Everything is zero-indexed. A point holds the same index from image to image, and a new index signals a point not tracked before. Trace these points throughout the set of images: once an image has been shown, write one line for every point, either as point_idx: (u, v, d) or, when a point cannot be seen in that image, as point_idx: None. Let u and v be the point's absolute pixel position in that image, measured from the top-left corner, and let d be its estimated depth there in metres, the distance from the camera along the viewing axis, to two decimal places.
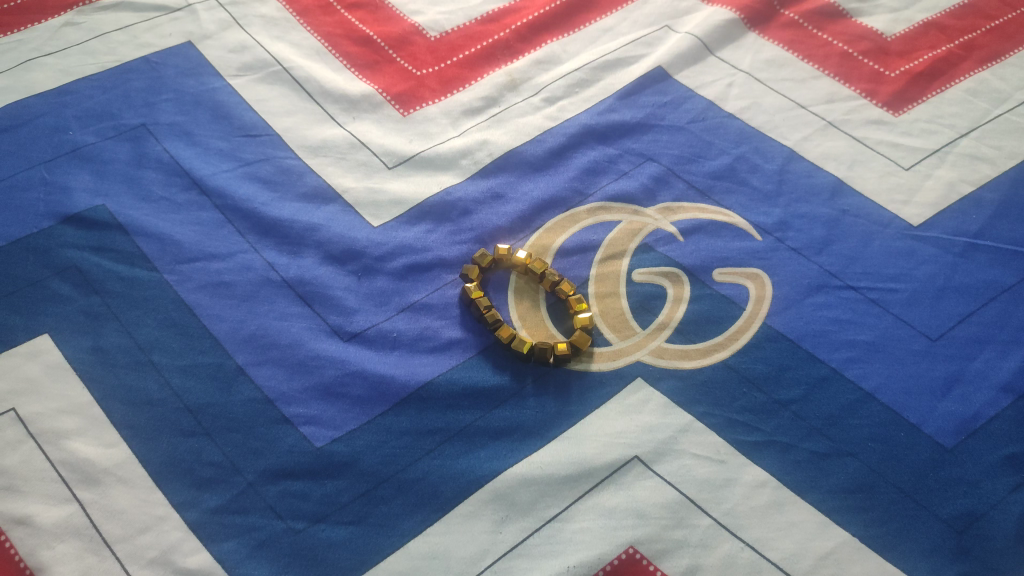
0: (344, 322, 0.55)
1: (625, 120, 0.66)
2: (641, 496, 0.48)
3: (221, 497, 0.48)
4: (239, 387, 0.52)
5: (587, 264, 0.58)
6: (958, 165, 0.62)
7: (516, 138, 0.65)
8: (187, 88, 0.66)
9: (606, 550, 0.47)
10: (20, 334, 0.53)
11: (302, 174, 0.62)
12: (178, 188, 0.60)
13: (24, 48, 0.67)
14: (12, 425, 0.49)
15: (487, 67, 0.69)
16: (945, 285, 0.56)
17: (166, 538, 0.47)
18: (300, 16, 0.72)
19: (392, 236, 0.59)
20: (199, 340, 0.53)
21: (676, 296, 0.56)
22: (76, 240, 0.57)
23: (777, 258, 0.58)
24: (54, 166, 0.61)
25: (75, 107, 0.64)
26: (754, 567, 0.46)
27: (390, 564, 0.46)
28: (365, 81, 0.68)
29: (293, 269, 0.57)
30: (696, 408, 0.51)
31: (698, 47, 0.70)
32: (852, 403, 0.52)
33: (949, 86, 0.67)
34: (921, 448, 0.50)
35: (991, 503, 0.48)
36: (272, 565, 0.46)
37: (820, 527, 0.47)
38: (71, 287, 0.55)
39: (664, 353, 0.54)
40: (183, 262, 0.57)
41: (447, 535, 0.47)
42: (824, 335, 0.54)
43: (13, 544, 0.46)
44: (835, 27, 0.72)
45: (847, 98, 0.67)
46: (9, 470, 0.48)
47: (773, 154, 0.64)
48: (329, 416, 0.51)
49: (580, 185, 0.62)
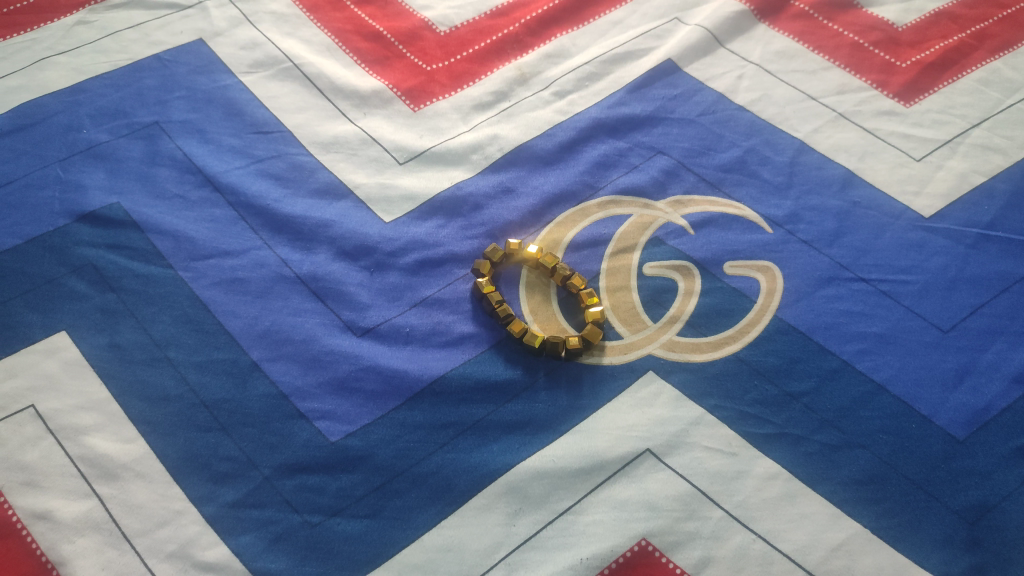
0: (357, 317, 0.55)
1: (635, 114, 0.66)
2: (653, 489, 0.49)
3: (238, 492, 0.48)
4: (254, 383, 0.52)
5: (598, 257, 0.58)
6: (970, 155, 0.62)
7: (527, 133, 0.65)
8: (199, 86, 0.66)
9: (619, 543, 0.47)
10: (38, 331, 0.54)
11: (315, 170, 0.62)
12: (192, 185, 0.61)
13: (37, 47, 0.67)
14: (32, 421, 0.50)
15: (497, 61, 0.69)
16: (956, 277, 0.56)
17: (184, 532, 0.47)
18: (310, 12, 0.72)
19: (404, 231, 0.59)
20: (214, 336, 0.54)
21: (688, 289, 0.56)
22: (92, 237, 0.57)
23: (788, 250, 0.58)
24: (68, 164, 0.61)
25: (89, 106, 0.64)
26: (767, 559, 0.47)
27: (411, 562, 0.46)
28: (376, 77, 0.68)
29: (307, 265, 0.58)
30: (707, 401, 0.52)
31: (708, 39, 0.70)
32: (864, 395, 0.52)
33: (961, 76, 0.67)
34: (932, 440, 0.50)
35: (1004, 494, 0.48)
36: (289, 558, 0.47)
37: (832, 518, 0.48)
38: (87, 285, 0.55)
39: (676, 346, 0.54)
40: (198, 259, 0.57)
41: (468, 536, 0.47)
42: (835, 327, 0.54)
43: (34, 538, 0.47)
44: (846, 17, 0.71)
45: (858, 89, 0.67)
46: (30, 466, 0.49)
47: (784, 146, 0.64)
48: (344, 411, 0.52)
49: (590, 179, 0.62)
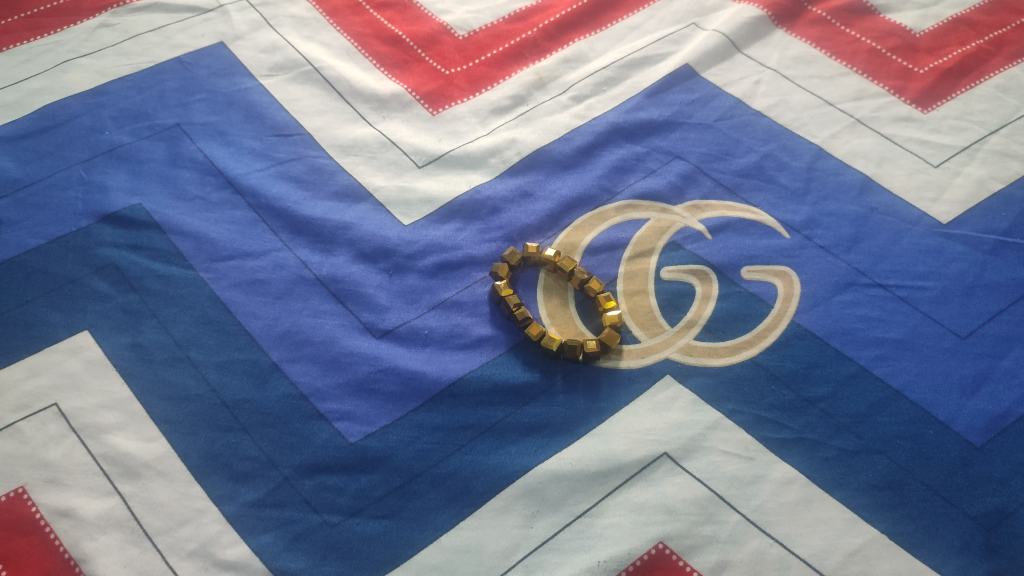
0: (376, 319, 0.56)
1: (652, 118, 0.66)
2: (671, 493, 0.49)
3: (258, 491, 0.49)
4: (274, 383, 0.53)
5: (615, 261, 0.58)
6: (988, 162, 0.62)
7: (544, 137, 0.65)
8: (220, 88, 0.67)
9: (636, 546, 0.47)
10: (61, 330, 0.54)
11: (334, 173, 0.63)
12: (212, 187, 0.61)
13: (60, 49, 0.68)
14: (55, 419, 0.51)
15: (515, 66, 0.70)
16: (974, 283, 0.56)
17: (205, 531, 0.48)
18: (330, 16, 0.72)
19: (422, 234, 0.60)
20: (234, 337, 0.54)
21: (705, 293, 0.57)
22: (114, 238, 0.58)
23: (805, 256, 0.58)
24: (91, 166, 0.62)
25: (111, 108, 0.65)
26: (784, 563, 0.47)
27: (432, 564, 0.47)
28: (395, 80, 0.68)
29: (326, 267, 0.58)
30: (724, 405, 0.52)
31: (726, 44, 0.70)
32: (881, 401, 0.52)
33: (979, 83, 0.67)
34: (950, 446, 0.50)
35: (1021, 501, 0.48)
36: (309, 557, 0.47)
37: (849, 524, 0.48)
38: (110, 285, 0.56)
39: (693, 350, 0.54)
40: (218, 260, 0.58)
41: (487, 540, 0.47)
42: (853, 332, 0.54)
43: (57, 535, 0.48)
44: (863, 23, 0.71)
45: (875, 95, 0.67)
46: (53, 463, 0.50)
47: (801, 151, 0.64)
48: (362, 412, 0.52)
49: (608, 184, 0.62)
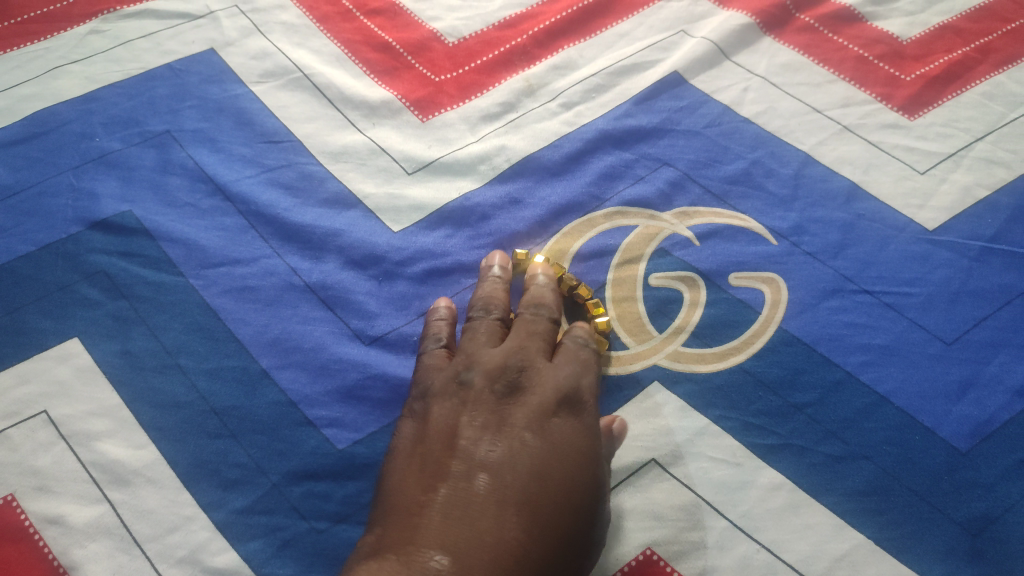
0: (365, 325, 0.56)
1: (641, 125, 0.66)
2: (658, 499, 0.49)
3: (247, 498, 0.49)
4: (264, 390, 0.53)
5: (604, 268, 0.58)
6: (974, 169, 0.63)
7: (534, 144, 0.65)
8: (210, 95, 0.67)
9: (624, 552, 0.48)
10: (51, 338, 0.54)
11: (324, 180, 0.63)
12: (202, 193, 0.62)
13: (51, 56, 0.68)
14: (44, 427, 0.51)
15: (505, 73, 0.70)
16: (960, 289, 0.57)
17: (194, 538, 0.48)
18: (320, 23, 0.73)
19: (412, 241, 0.60)
20: (224, 344, 0.55)
21: (693, 300, 0.57)
22: (104, 245, 0.58)
23: (792, 262, 0.59)
24: (81, 172, 0.62)
25: (101, 114, 0.65)
26: (770, 569, 0.47)
27: (416, 529, 0.43)
28: (385, 87, 0.69)
29: (316, 273, 0.58)
30: (712, 411, 0.52)
31: (715, 51, 0.70)
32: (867, 406, 0.52)
33: (965, 90, 0.67)
34: (935, 451, 0.50)
35: (1007, 506, 0.48)
36: (298, 564, 0.47)
37: (835, 529, 0.48)
38: (99, 292, 0.56)
39: (681, 357, 0.54)
40: (208, 267, 0.58)
41: (474, 522, 0.42)
42: (839, 338, 0.55)
43: (46, 543, 0.48)
44: (851, 31, 0.72)
45: (863, 102, 0.67)
46: (42, 471, 0.50)
47: (789, 158, 0.64)
48: (352, 419, 0.52)
49: (597, 190, 0.63)
